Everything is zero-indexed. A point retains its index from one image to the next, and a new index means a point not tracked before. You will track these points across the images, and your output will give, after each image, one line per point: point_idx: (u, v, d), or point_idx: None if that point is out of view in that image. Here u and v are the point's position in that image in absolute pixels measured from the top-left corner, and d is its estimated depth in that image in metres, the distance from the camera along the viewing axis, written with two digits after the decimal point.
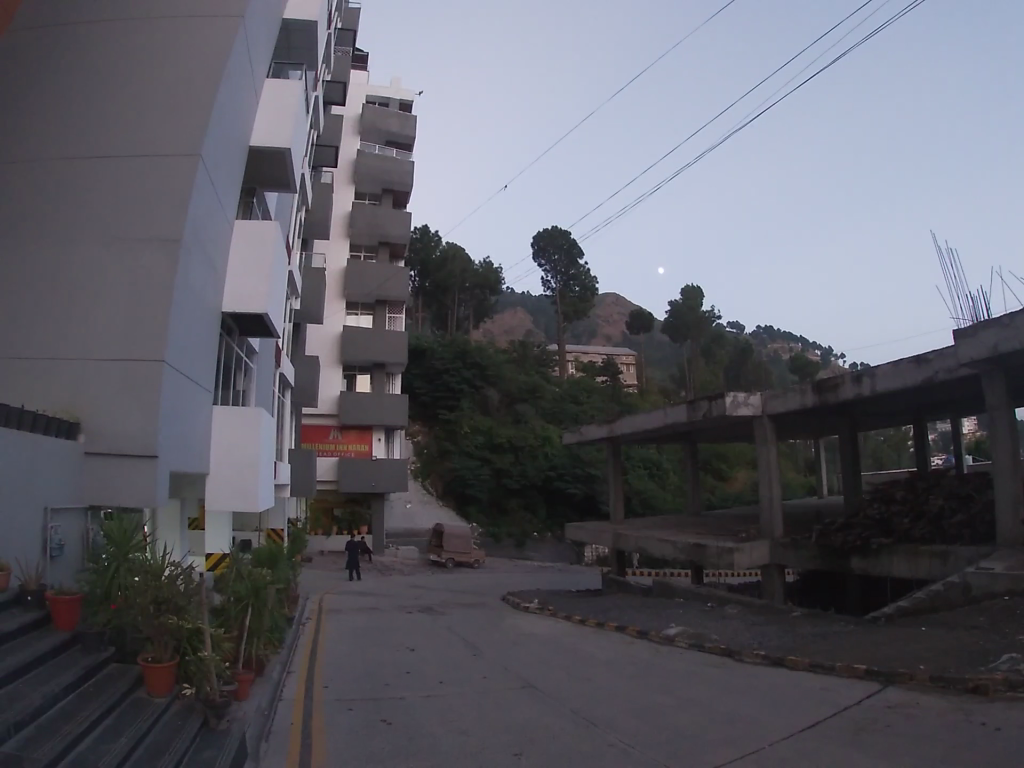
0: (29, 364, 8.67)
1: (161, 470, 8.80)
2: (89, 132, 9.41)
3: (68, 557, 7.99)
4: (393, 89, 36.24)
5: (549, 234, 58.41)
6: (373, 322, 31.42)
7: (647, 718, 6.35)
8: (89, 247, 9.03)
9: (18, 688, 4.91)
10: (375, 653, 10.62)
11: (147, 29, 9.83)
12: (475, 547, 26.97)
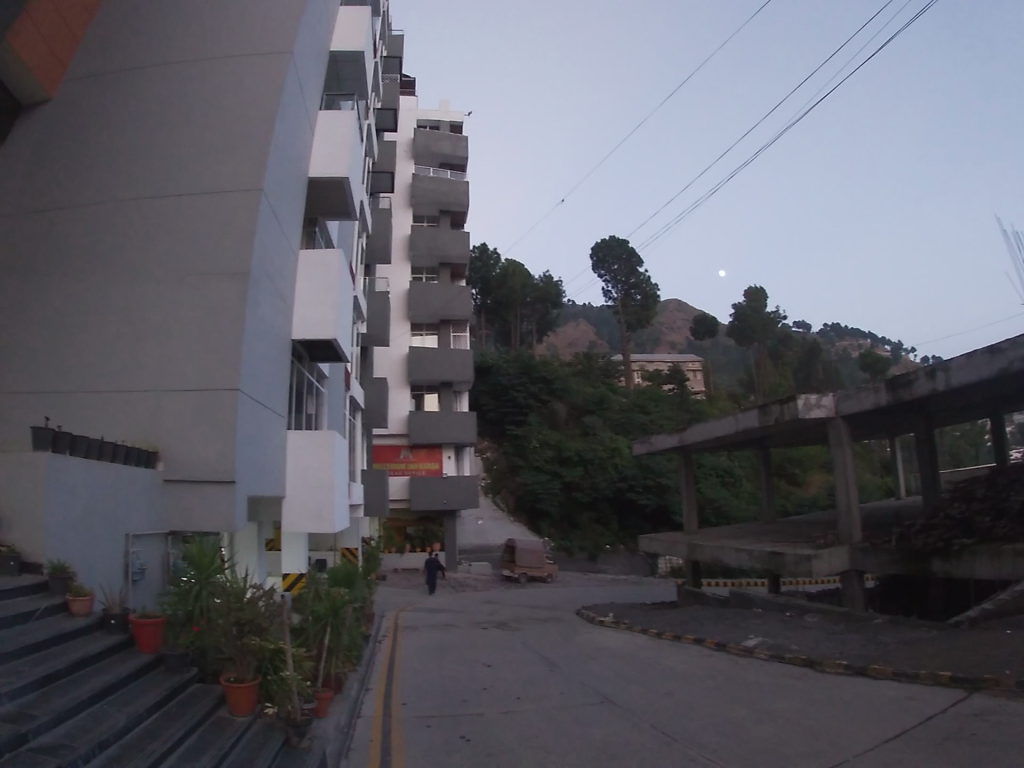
0: (111, 397, 9.21)
1: (239, 495, 9.13)
2: (153, 173, 9.94)
3: (150, 581, 8.39)
4: (444, 111, 36.89)
5: (606, 245, 58.23)
6: (439, 341, 31.87)
7: (728, 731, 6.16)
8: (161, 284, 9.51)
9: (103, 709, 5.13)
10: (453, 669, 10.68)
11: (203, 70, 10.36)
12: (548, 561, 26.79)
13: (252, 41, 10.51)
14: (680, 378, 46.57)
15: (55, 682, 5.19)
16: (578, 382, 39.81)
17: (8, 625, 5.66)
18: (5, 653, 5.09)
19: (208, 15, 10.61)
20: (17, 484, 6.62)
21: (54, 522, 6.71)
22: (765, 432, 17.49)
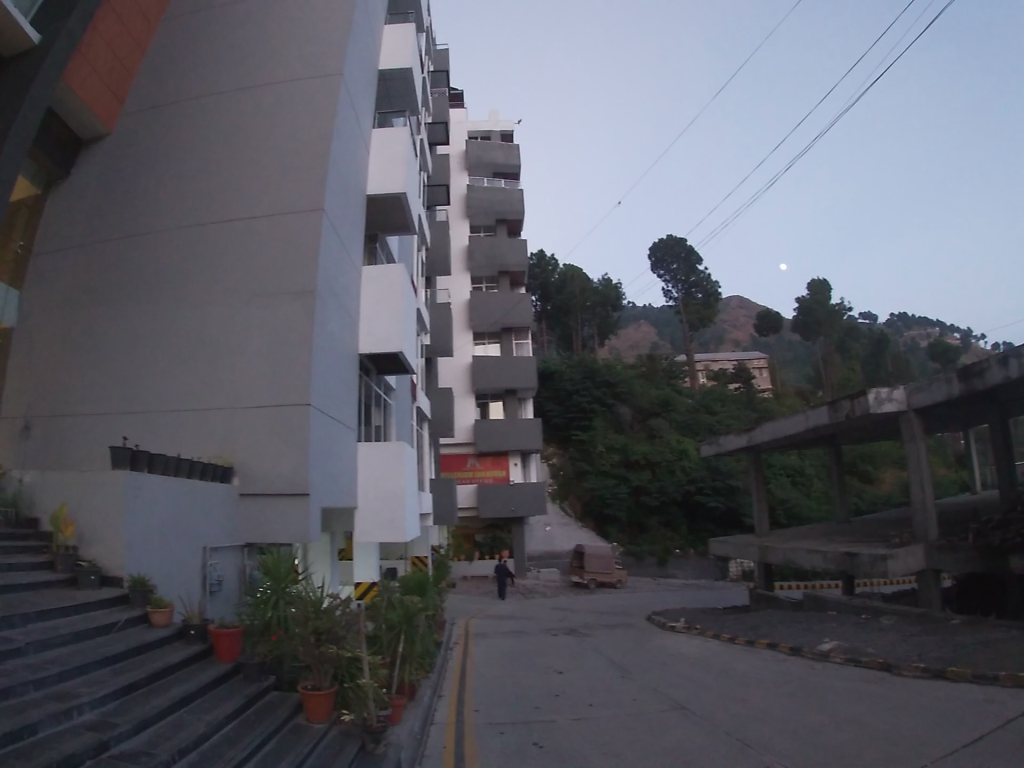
0: (187, 416, 9.62)
1: (313, 506, 9.39)
2: (219, 199, 10.42)
3: (227, 592, 8.75)
4: (494, 121, 37.22)
5: (664, 243, 57.61)
6: (502, 349, 32.10)
7: (803, 737, 5.96)
8: (231, 305, 9.93)
9: (184, 718, 5.35)
10: (524, 677, 10.68)
11: (263, 97, 10.84)
12: (617, 566, 26.47)
13: (306, 66, 10.94)
14: (746, 376, 45.58)
15: (136, 691, 5.44)
16: (642, 384, 39.36)
17: (91, 636, 5.98)
18: (89, 662, 5.38)
19: (262, 44, 11.11)
20: (104, 499, 7.07)
21: (133, 536, 7.09)
22: (836, 428, 16.90)
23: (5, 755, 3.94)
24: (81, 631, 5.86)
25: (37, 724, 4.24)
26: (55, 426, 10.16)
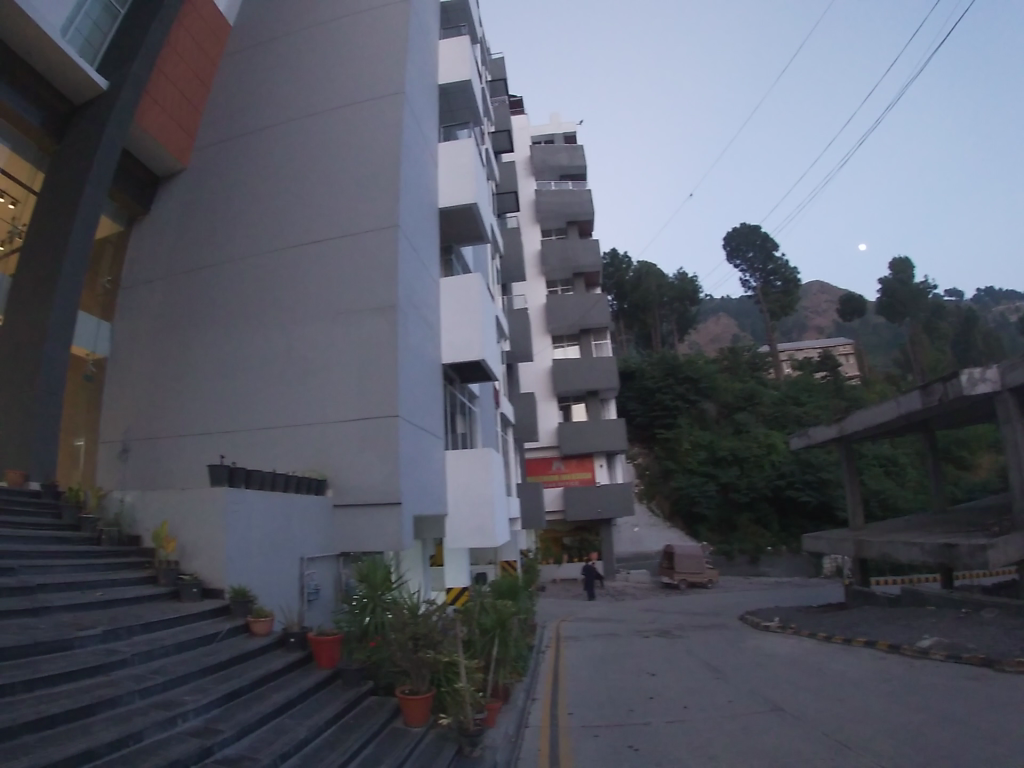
0: (280, 434, 10.12)
1: (406, 514, 9.58)
2: (300, 225, 10.97)
3: (325, 600, 9.09)
4: (556, 123, 37.26)
5: (740, 233, 56.85)
6: (581, 351, 32.07)
7: (902, 736, 5.69)
8: (318, 324, 10.36)
9: (286, 722, 5.60)
10: (617, 679, 10.59)
11: (332, 122, 11.37)
12: (708, 566, 25.79)
13: (369, 87, 11.36)
14: (833, 364, 44.01)
15: (240, 697, 5.74)
16: (725, 378, 38.39)
17: (194, 646, 6.34)
18: (193, 671, 5.70)
19: (329, 74, 11.73)
20: (205, 515, 7.53)
21: (235, 548, 7.51)
22: (930, 414, 15.99)
23: (113, 760, 4.19)
24: (186, 641, 6.23)
25: (142, 732, 4.51)
26: (160, 450, 10.96)
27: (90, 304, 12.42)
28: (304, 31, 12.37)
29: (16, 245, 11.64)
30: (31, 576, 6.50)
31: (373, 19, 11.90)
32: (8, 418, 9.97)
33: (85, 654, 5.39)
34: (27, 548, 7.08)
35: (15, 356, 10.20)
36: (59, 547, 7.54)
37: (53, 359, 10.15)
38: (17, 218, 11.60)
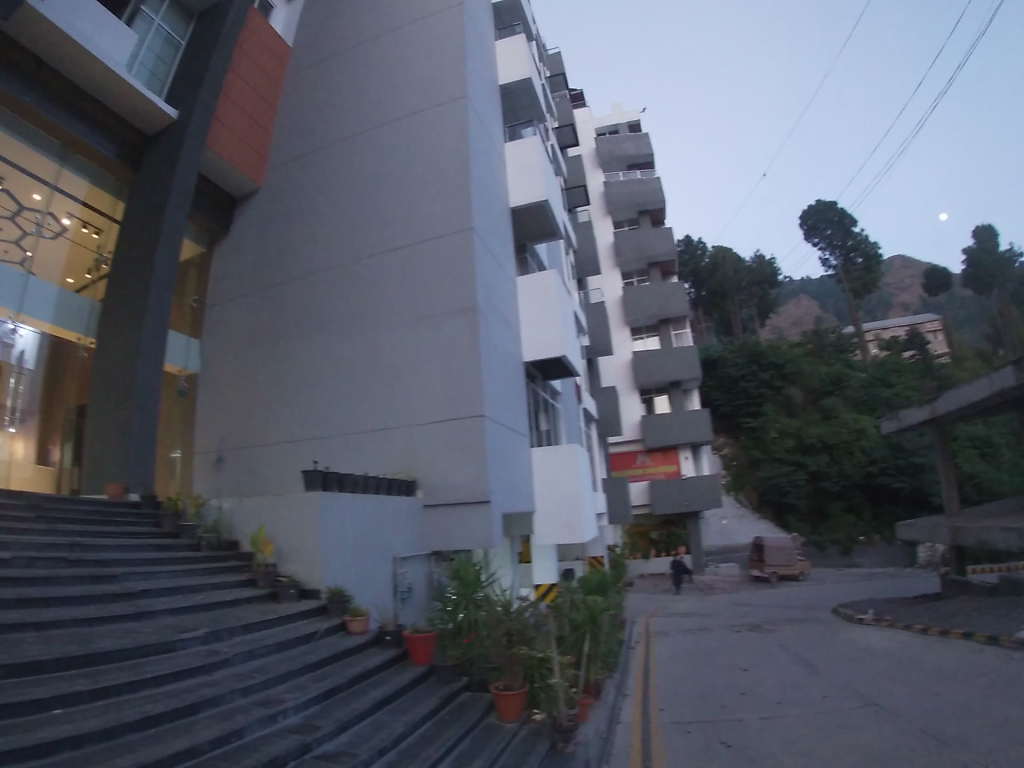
0: (370, 439, 10.47)
1: (496, 513, 9.66)
2: (376, 235, 11.32)
3: (418, 599, 9.34)
4: (619, 113, 36.78)
5: (815, 210, 53.94)
6: (661, 341, 31.57)
7: (1007, 732, 5.35)
8: (402, 329, 10.66)
9: (382, 718, 5.80)
10: (709, 675, 10.39)
11: (400, 132, 11.67)
12: (799, 558, 24.86)
13: (432, 94, 11.60)
14: (920, 341, 42.34)
15: (338, 695, 5.99)
16: (810, 362, 36.96)
17: (294, 645, 6.65)
18: (292, 670, 5.99)
19: (393, 85, 12.06)
20: (304, 518, 7.94)
21: (330, 549, 7.85)
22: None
23: (217, 756, 4.42)
24: (285, 641, 6.55)
25: (244, 729, 4.75)
26: (254, 458, 11.52)
27: (180, 323, 13.20)
28: (368, 46, 12.74)
29: (103, 273, 12.29)
30: (135, 583, 6.97)
31: (430, 27, 12.13)
32: (112, 435, 10.63)
33: (189, 655, 5.75)
34: (130, 557, 7.59)
35: (115, 378, 10.92)
36: (161, 554, 8.06)
37: (149, 377, 10.84)
38: (102, 247, 12.35)
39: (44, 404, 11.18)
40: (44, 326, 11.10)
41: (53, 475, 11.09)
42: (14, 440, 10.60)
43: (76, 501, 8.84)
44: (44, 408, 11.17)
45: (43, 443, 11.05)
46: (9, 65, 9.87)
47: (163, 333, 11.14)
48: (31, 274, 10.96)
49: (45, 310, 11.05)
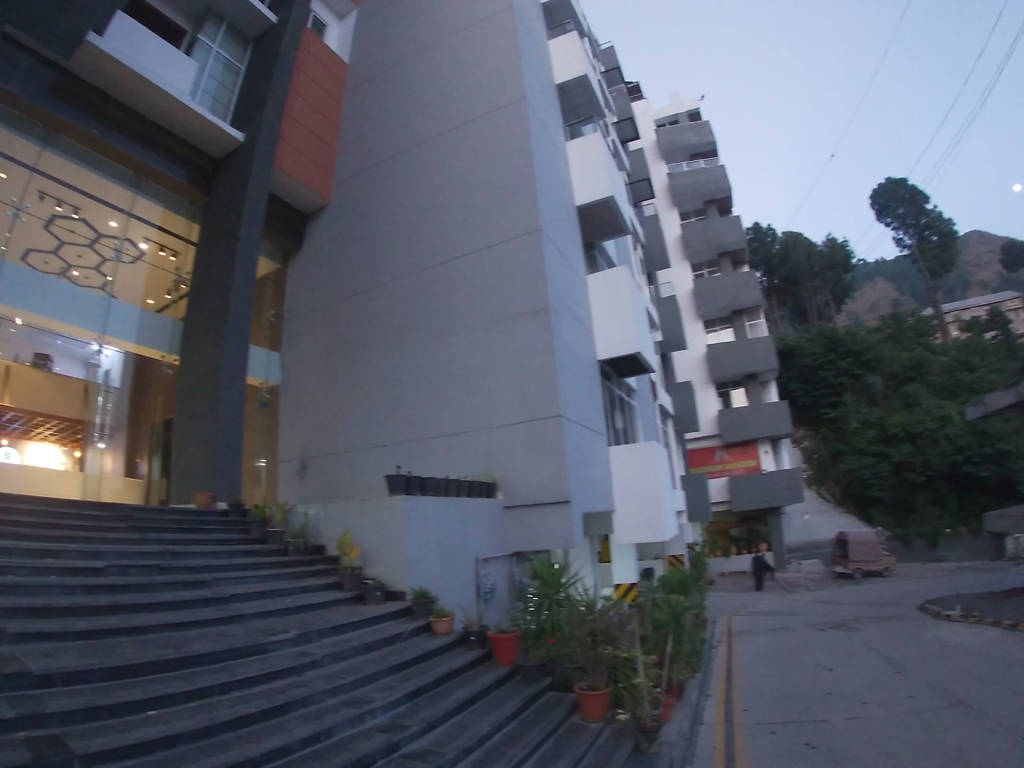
0: (449, 443, 10.73)
1: (577, 513, 9.67)
2: (447, 242, 11.60)
3: (501, 600, 9.51)
4: (677, 102, 36.17)
5: (886, 189, 52.04)
6: (735, 333, 30.90)
7: None
8: (478, 334, 10.86)
9: (468, 718, 5.98)
10: (793, 675, 10.13)
11: (462, 140, 11.90)
12: (885, 554, 23.80)
13: (492, 98, 11.76)
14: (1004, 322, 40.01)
15: (425, 694, 6.20)
16: (889, 347, 35.44)
17: (380, 646, 6.90)
18: (378, 671, 6.24)
19: (453, 95, 12.31)
20: (390, 522, 8.26)
21: (413, 552, 8.12)
22: None
23: (307, 755, 4.62)
24: (371, 642, 6.81)
25: (332, 728, 4.96)
26: (338, 466, 11.97)
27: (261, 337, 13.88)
28: (427, 59, 13.05)
29: (183, 293, 12.95)
30: (224, 587, 7.38)
31: (484, 31, 12.30)
32: (200, 448, 11.20)
33: (279, 657, 6.05)
34: (219, 562, 8.05)
35: (201, 393, 11.52)
36: (251, 559, 8.51)
37: (232, 394, 11.38)
38: (180, 269, 13.05)
39: (130, 421, 11.89)
40: (130, 347, 11.95)
41: (142, 487, 11.77)
42: (104, 454, 11.22)
43: (169, 512, 9.39)
44: (131, 425, 11.89)
45: (131, 457, 11.76)
46: (80, 103, 10.83)
47: (243, 350, 11.69)
48: (113, 296, 11.69)
49: (128, 329, 11.80)
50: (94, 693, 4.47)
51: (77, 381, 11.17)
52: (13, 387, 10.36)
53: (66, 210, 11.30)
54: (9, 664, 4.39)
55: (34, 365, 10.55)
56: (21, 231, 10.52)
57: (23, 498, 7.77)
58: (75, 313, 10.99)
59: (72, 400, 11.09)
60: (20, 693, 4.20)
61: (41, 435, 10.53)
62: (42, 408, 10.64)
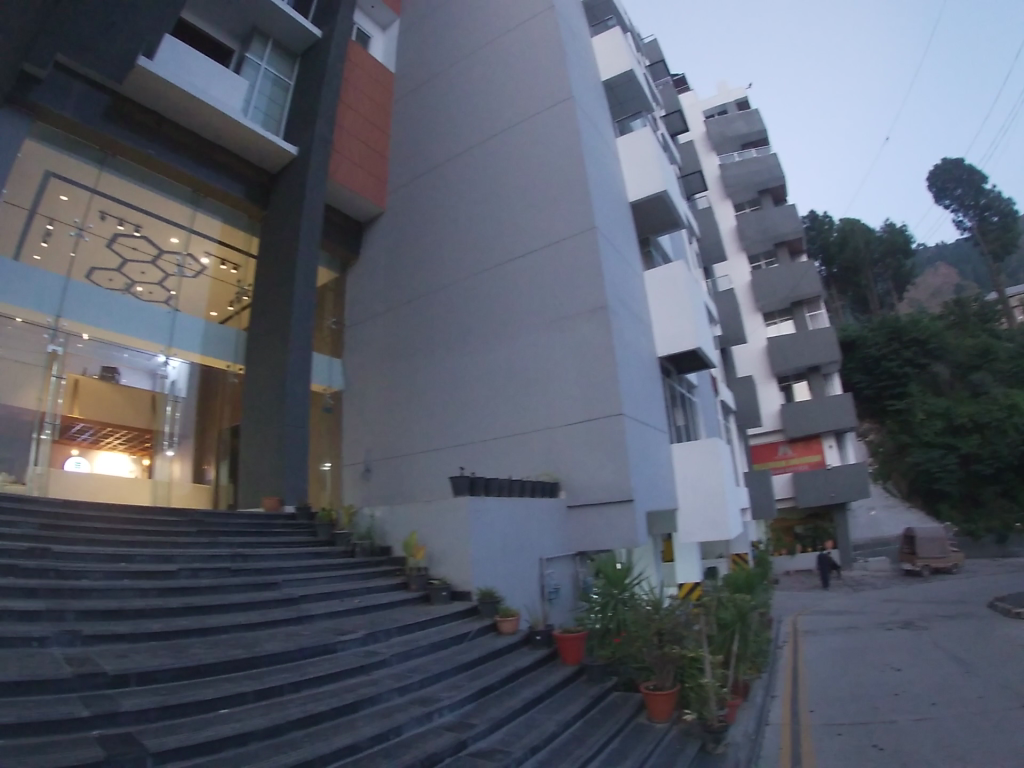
0: (512, 443, 10.91)
1: (640, 512, 9.66)
2: (501, 245, 11.81)
3: (566, 599, 9.65)
4: (723, 93, 35.56)
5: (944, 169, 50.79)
6: (795, 324, 30.21)
7: None
8: (538, 335, 10.99)
9: (535, 716, 6.13)
10: (860, 675, 9.91)
11: (513, 143, 12.09)
12: (954, 550, 22.76)
13: (540, 99, 11.88)
14: None
15: (492, 693, 6.39)
16: (955, 334, 34.05)
17: (447, 646, 7.11)
18: (445, 670, 6.45)
19: (501, 100, 12.50)
20: (456, 522, 8.51)
21: (478, 551, 8.36)
22: None
23: (376, 752, 4.83)
24: (439, 642, 7.03)
25: (401, 726, 5.17)
26: (403, 470, 12.30)
27: (323, 344, 14.40)
28: (474, 67, 13.26)
29: (244, 304, 13.64)
30: (292, 589, 7.73)
31: (527, 33, 12.45)
32: (267, 458, 11.66)
33: (348, 656, 6.33)
34: (288, 564, 8.43)
35: (268, 403, 12.00)
36: (319, 561, 8.88)
37: (296, 404, 11.81)
38: (242, 281, 13.73)
39: (198, 430, 12.52)
40: (196, 358, 12.58)
41: (210, 492, 12.34)
42: (173, 462, 11.84)
43: (239, 517, 9.86)
44: (198, 433, 12.48)
45: (199, 464, 12.33)
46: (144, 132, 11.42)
47: (306, 363, 12.13)
48: (177, 310, 12.37)
49: (193, 340, 12.44)
50: (167, 692, 4.79)
51: (145, 391, 11.79)
52: (82, 399, 10.87)
53: (129, 228, 11.97)
54: (84, 665, 4.76)
55: (102, 377, 11.15)
56: (85, 251, 11.19)
57: (97, 506, 8.30)
58: (142, 327, 11.65)
59: (141, 410, 11.69)
60: (95, 693, 4.54)
61: (110, 444, 11.02)
62: (110, 418, 11.17)
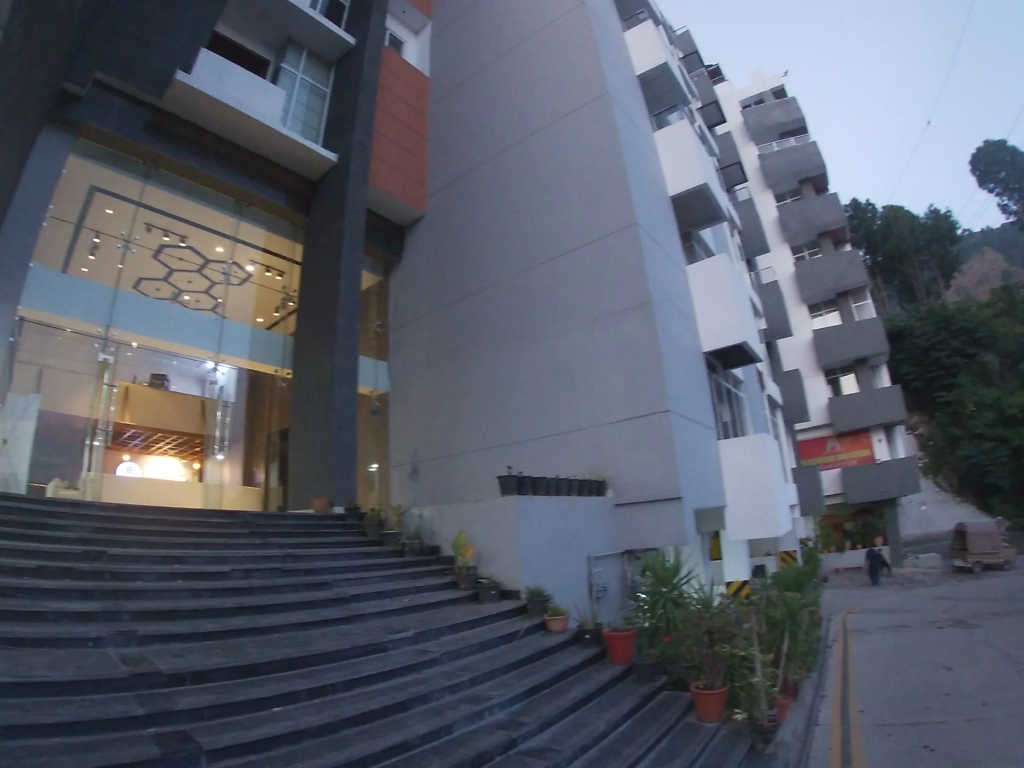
0: (557, 442, 11.02)
1: (688, 509, 9.66)
2: (542, 244, 11.94)
3: (614, 597, 9.71)
4: (758, 82, 34.94)
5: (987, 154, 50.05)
6: (841, 315, 29.56)
7: None
8: (582, 334, 11.07)
9: (585, 715, 6.23)
10: (910, 675, 9.76)
11: (550, 143, 12.20)
12: (1006, 545, 22.03)
13: (576, 97, 11.93)
14: None
15: (541, 692, 6.51)
16: (1005, 323, 32.95)
17: (496, 644, 7.25)
18: (495, 669, 6.60)
19: (537, 101, 12.59)
20: (503, 519, 8.66)
21: (526, 550, 8.51)
22: None
23: (428, 750, 4.98)
24: (488, 640, 7.17)
25: (452, 724, 5.33)
26: (450, 472, 12.54)
27: (368, 346, 14.71)
28: (507, 72, 13.38)
29: (290, 309, 14.02)
30: (345, 588, 8.00)
31: (559, 33, 12.52)
32: (315, 463, 11.99)
33: (399, 654, 6.52)
34: (339, 564, 8.71)
35: (315, 410, 12.33)
36: (370, 560, 9.15)
37: (342, 411, 12.11)
38: (286, 287, 14.14)
39: (248, 432, 12.97)
40: (243, 363, 13.02)
41: (260, 493, 12.79)
42: (223, 465, 12.27)
43: (292, 518, 10.22)
44: (248, 437, 12.92)
45: (248, 467, 12.76)
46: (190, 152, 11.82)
47: (351, 370, 12.43)
48: (224, 317, 12.83)
49: (240, 346, 12.88)
50: (222, 690, 5.03)
51: (194, 397, 12.29)
52: (134, 405, 11.35)
53: (174, 239, 12.45)
54: (140, 664, 5.05)
55: (152, 385, 11.65)
56: (132, 262, 11.67)
57: (154, 509, 8.71)
58: (189, 335, 12.12)
59: (190, 416, 12.18)
60: (150, 691, 4.82)
61: (160, 449, 11.60)
62: (160, 424, 11.67)
